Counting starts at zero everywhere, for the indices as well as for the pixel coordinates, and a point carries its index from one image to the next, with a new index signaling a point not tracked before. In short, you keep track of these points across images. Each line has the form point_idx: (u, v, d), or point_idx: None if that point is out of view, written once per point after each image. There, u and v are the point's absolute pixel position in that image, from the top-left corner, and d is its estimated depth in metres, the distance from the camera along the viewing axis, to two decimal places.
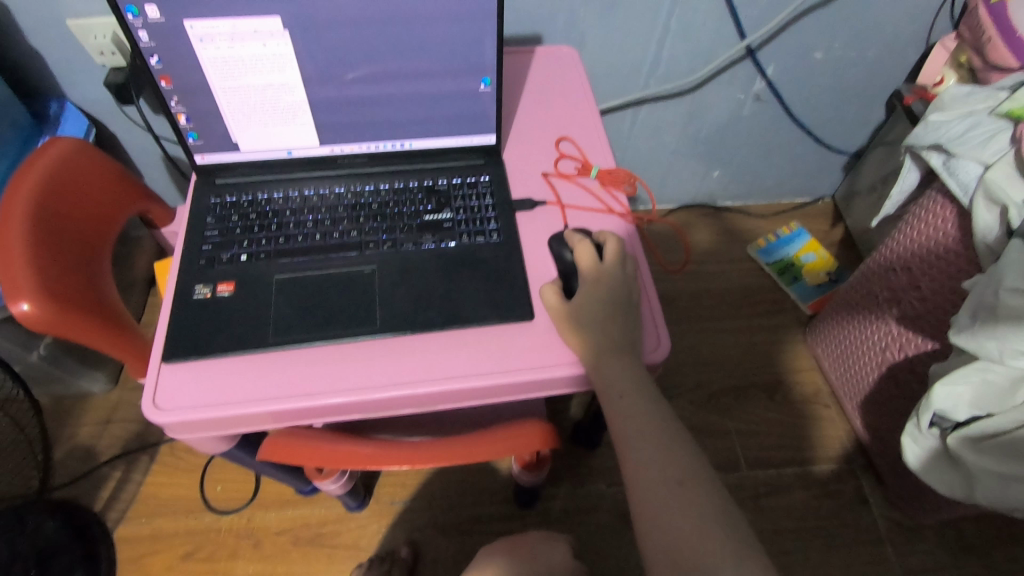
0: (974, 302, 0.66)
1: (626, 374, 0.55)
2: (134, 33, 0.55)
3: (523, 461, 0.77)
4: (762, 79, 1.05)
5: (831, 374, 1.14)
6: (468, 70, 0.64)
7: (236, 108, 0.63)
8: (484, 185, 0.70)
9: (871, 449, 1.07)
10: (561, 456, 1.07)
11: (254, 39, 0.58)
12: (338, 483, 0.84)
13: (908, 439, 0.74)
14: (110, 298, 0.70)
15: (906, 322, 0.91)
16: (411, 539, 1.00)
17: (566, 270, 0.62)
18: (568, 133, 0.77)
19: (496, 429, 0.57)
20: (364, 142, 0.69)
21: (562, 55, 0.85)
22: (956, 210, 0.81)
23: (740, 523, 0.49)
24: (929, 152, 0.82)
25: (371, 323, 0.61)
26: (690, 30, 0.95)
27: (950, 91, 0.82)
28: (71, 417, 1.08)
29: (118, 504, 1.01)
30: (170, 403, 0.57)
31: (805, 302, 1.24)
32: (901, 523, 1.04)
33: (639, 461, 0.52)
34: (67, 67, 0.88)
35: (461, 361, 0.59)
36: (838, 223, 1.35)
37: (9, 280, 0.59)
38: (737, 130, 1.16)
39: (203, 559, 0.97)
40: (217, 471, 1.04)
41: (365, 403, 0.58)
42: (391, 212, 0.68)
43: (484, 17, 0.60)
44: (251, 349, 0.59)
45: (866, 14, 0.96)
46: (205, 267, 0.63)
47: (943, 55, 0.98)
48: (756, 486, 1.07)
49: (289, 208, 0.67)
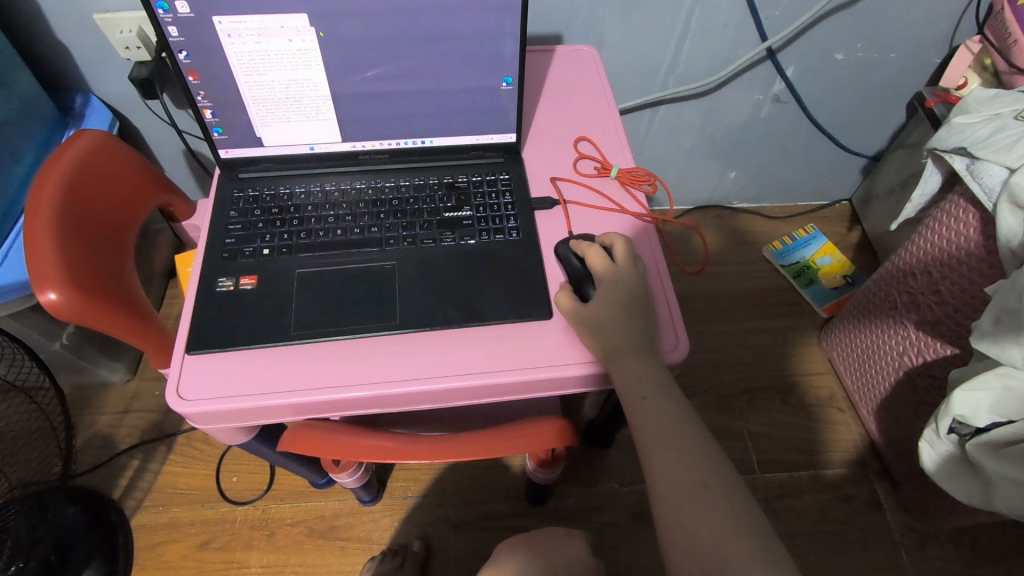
0: (996, 307, 0.67)
1: (645, 374, 0.55)
2: (164, 28, 0.56)
3: (537, 458, 0.77)
4: (782, 80, 1.05)
5: (846, 378, 1.14)
6: (491, 69, 0.64)
7: (261, 103, 0.63)
8: (504, 184, 0.71)
9: (885, 453, 1.06)
10: (573, 455, 1.07)
11: (281, 36, 0.58)
12: (354, 476, 0.84)
13: (926, 444, 0.73)
14: (132, 289, 0.71)
15: (926, 328, 0.90)
16: (423, 533, 1.01)
17: (579, 277, 0.62)
18: (588, 132, 0.77)
19: (513, 425, 0.57)
20: (386, 139, 0.69)
21: (583, 54, 0.85)
22: (979, 214, 0.80)
23: (762, 526, 0.49)
24: (953, 156, 0.81)
25: (390, 319, 0.61)
26: (711, 30, 0.94)
27: (975, 95, 0.82)
28: (91, 406, 1.09)
29: (136, 493, 1.02)
30: (194, 393, 0.57)
31: (821, 305, 1.23)
32: (915, 529, 1.04)
33: (661, 462, 0.52)
34: (92, 61, 0.90)
35: (479, 358, 0.60)
36: (855, 227, 1.34)
37: (37, 269, 0.60)
38: (755, 132, 1.16)
39: (219, 549, 0.98)
40: (233, 463, 1.05)
41: (385, 398, 0.59)
42: (411, 209, 0.68)
43: (508, 16, 0.60)
44: (273, 342, 0.60)
45: (888, 16, 0.95)
46: (228, 261, 0.64)
47: (967, 58, 0.97)
48: (768, 488, 1.06)
49: (310, 204, 0.68)
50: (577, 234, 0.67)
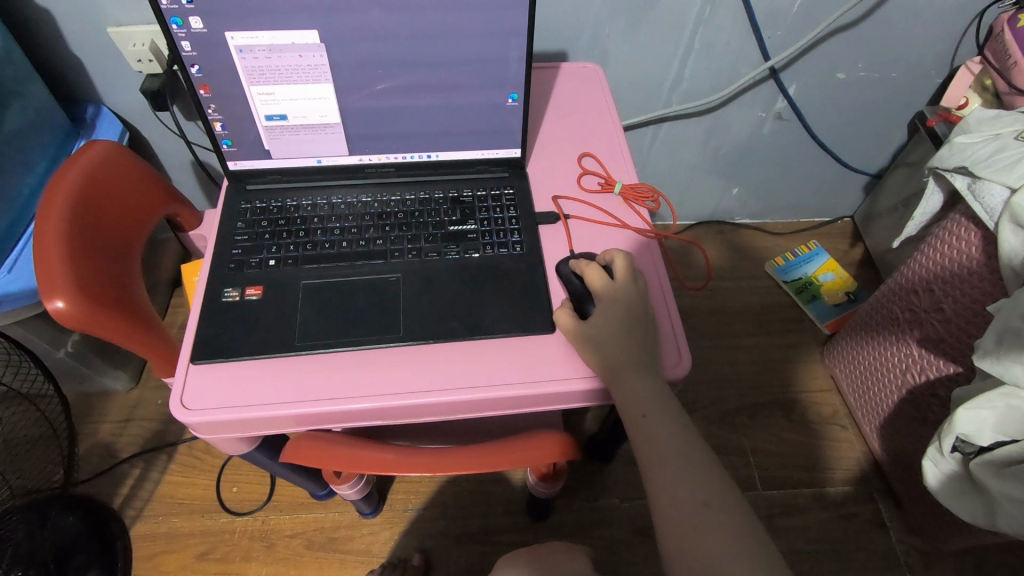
0: (998, 327, 0.67)
1: (645, 390, 0.55)
2: (177, 43, 0.57)
3: (539, 472, 0.77)
4: (784, 98, 1.06)
5: (849, 395, 1.14)
6: (497, 85, 0.65)
7: (271, 116, 0.64)
8: (508, 199, 0.71)
9: (889, 471, 1.06)
10: (575, 470, 1.07)
11: (292, 52, 0.59)
12: (355, 488, 0.84)
13: (929, 462, 0.73)
14: (139, 299, 0.72)
15: (928, 346, 0.90)
16: (424, 547, 1.01)
17: (579, 295, 0.62)
18: (591, 148, 0.78)
19: (516, 438, 0.57)
20: (391, 153, 0.70)
21: (587, 71, 0.86)
22: (980, 232, 0.81)
23: (766, 546, 0.49)
24: (954, 175, 0.81)
25: (395, 331, 0.62)
26: (714, 49, 0.96)
27: (975, 115, 0.84)
28: (94, 414, 1.10)
29: (136, 502, 1.02)
30: (198, 402, 0.57)
31: (824, 322, 1.24)
32: (919, 549, 1.03)
33: (662, 479, 0.52)
34: (104, 72, 0.91)
35: (483, 371, 0.60)
36: (857, 244, 1.35)
37: (46, 277, 0.60)
38: (758, 148, 1.17)
39: (217, 560, 0.98)
40: (234, 473, 1.05)
41: (388, 410, 0.59)
42: (416, 222, 0.69)
43: (514, 33, 0.61)
44: (277, 352, 0.60)
45: (890, 36, 0.96)
46: (235, 271, 0.65)
47: (967, 79, 0.98)
48: (771, 505, 1.06)
49: (316, 216, 0.69)
50: (580, 253, 0.68)
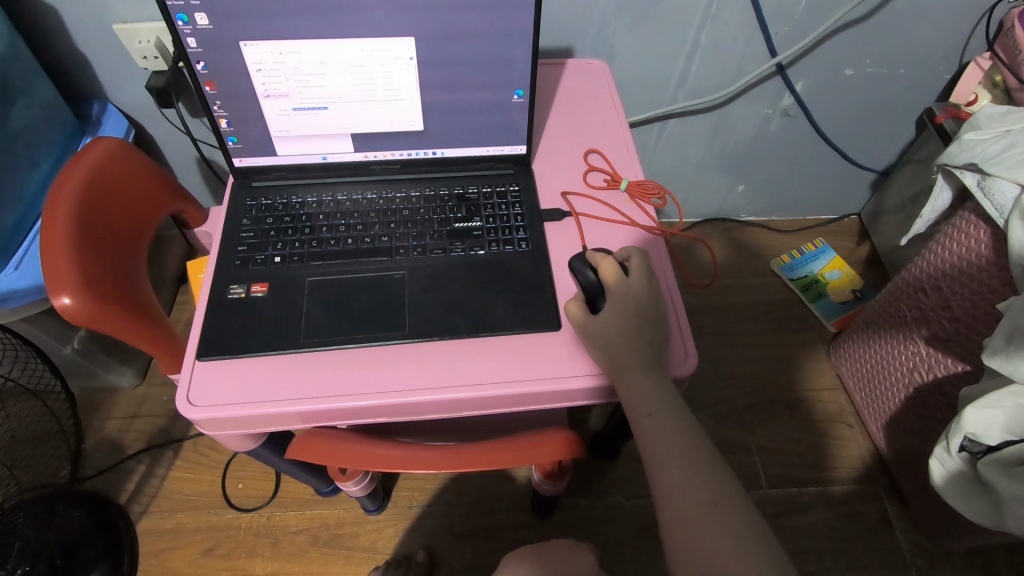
0: (1009, 325, 0.66)
1: (652, 389, 0.55)
2: (183, 39, 0.57)
3: (542, 468, 0.76)
4: (791, 94, 1.05)
5: (855, 393, 1.13)
6: (502, 79, 0.65)
7: (278, 113, 0.64)
8: (514, 196, 0.71)
9: (895, 470, 1.05)
10: (580, 467, 1.07)
11: (293, 48, 0.59)
12: (359, 485, 0.84)
13: (935, 461, 0.72)
14: (144, 296, 0.72)
15: (936, 343, 0.90)
16: (428, 543, 1.01)
17: (590, 288, 0.62)
18: (598, 144, 0.78)
19: (521, 436, 0.57)
20: (397, 150, 0.70)
21: (592, 67, 0.86)
22: (990, 229, 0.80)
23: (771, 546, 0.48)
24: (964, 171, 0.81)
25: (400, 328, 0.62)
26: (720, 46, 0.95)
27: (985, 111, 0.83)
28: (100, 411, 1.10)
29: (142, 498, 1.02)
30: (204, 399, 0.58)
31: (830, 320, 1.23)
32: (926, 548, 1.02)
33: (666, 477, 0.52)
34: (109, 68, 0.91)
35: (488, 369, 0.60)
36: (864, 241, 1.34)
37: (53, 274, 0.60)
38: (765, 145, 1.16)
39: (223, 556, 0.98)
40: (239, 469, 1.06)
41: (393, 407, 0.59)
42: (421, 219, 0.69)
43: (519, 28, 0.61)
44: (283, 349, 0.60)
45: (900, 31, 0.95)
46: (240, 268, 0.65)
47: (977, 74, 0.97)
48: (776, 504, 1.05)
49: (322, 212, 0.69)
50: (591, 245, 0.68)
